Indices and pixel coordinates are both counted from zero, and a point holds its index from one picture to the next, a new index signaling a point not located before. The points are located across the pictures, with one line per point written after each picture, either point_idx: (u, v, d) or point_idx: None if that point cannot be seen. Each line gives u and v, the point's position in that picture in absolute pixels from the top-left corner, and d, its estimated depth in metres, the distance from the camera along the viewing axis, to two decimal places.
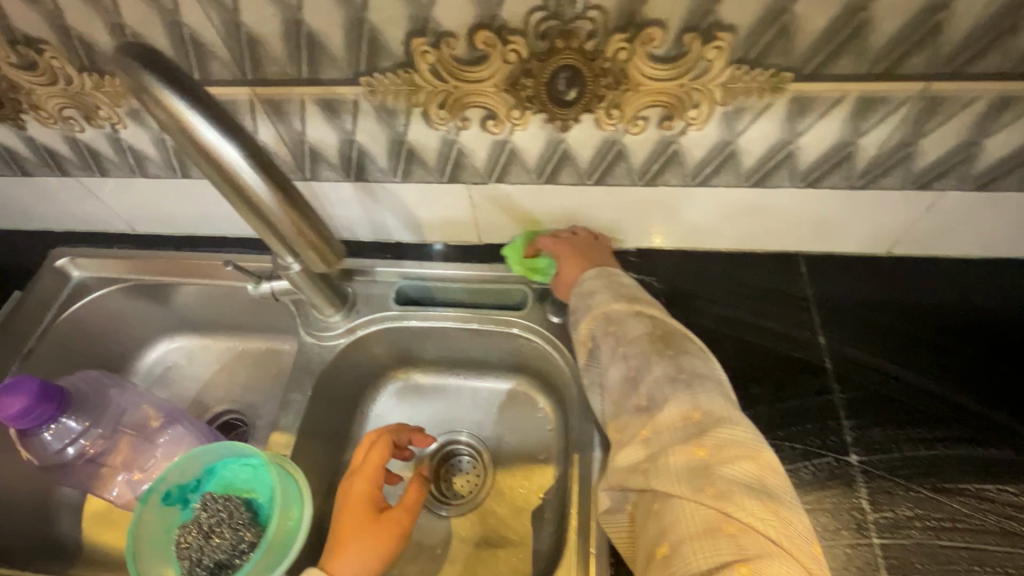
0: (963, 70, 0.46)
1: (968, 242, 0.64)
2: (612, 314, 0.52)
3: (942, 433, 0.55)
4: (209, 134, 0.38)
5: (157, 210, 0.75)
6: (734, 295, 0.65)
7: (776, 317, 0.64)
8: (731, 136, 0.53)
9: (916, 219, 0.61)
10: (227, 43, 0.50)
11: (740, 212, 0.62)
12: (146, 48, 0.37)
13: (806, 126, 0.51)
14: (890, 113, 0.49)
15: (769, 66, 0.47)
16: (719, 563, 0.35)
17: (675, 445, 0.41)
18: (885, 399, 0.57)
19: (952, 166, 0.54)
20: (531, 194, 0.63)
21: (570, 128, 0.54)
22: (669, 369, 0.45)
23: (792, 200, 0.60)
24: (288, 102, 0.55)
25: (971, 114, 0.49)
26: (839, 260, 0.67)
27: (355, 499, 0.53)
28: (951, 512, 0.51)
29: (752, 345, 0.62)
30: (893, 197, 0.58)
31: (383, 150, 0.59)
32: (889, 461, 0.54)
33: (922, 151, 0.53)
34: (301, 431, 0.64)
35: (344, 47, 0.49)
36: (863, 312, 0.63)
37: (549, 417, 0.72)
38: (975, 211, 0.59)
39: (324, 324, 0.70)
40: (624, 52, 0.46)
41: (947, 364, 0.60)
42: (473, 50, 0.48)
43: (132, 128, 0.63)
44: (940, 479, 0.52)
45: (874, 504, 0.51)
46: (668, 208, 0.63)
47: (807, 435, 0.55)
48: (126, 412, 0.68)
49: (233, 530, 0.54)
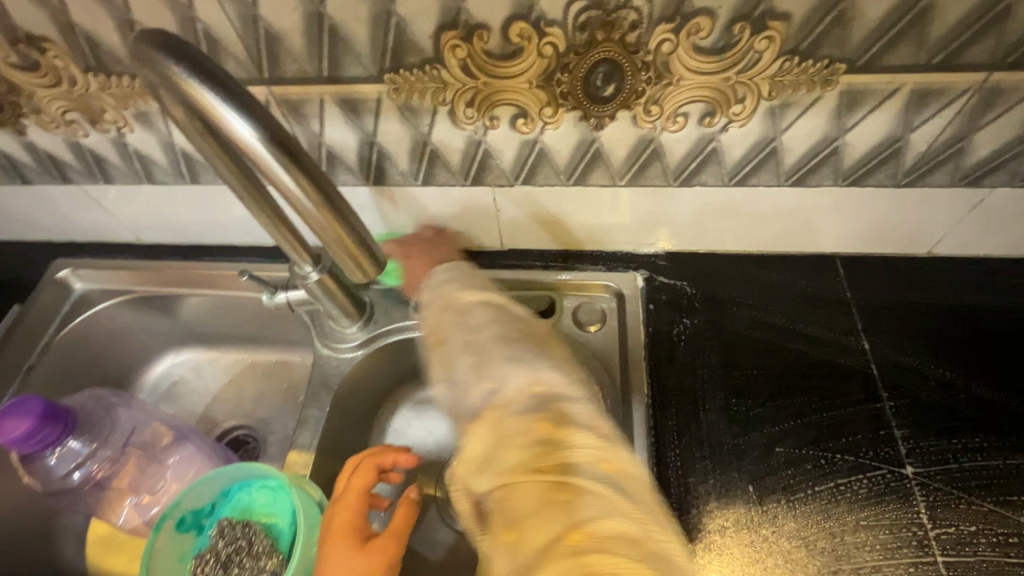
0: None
1: (1012, 242, 0.62)
2: (461, 304, 0.45)
3: (998, 441, 0.53)
4: (244, 132, 0.35)
5: (162, 218, 0.72)
6: (771, 299, 0.63)
7: (816, 322, 0.61)
8: (775, 132, 0.51)
9: (961, 218, 0.59)
10: (245, 39, 0.48)
11: (776, 214, 0.60)
12: (168, 36, 0.34)
13: (855, 120, 0.49)
14: (944, 105, 0.48)
15: (821, 57, 0.45)
16: (553, 537, 0.30)
17: (516, 419, 0.35)
18: (937, 408, 0.55)
19: (1004, 160, 0.52)
20: (559, 197, 0.60)
21: (605, 126, 0.52)
22: (510, 352, 0.39)
23: (834, 200, 0.57)
24: (307, 102, 0.53)
25: None
26: (878, 262, 0.64)
27: (338, 529, 0.47)
28: (1016, 526, 0.48)
29: (793, 352, 0.59)
30: (940, 195, 0.56)
31: (405, 152, 0.57)
32: (948, 473, 0.51)
33: (974, 146, 0.51)
34: (319, 448, 0.61)
35: (369, 42, 0.47)
36: (905, 315, 0.61)
37: None
38: (1023, 208, 0.57)
39: (340, 335, 0.66)
40: (667, 44, 0.45)
41: (998, 368, 0.57)
42: (507, 45, 0.47)
43: (139, 132, 0.60)
44: (1001, 491, 0.50)
45: (934, 519, 0.48)
46: (701, 211, 0.60)
47: (858, 446, 0.53)
48: (133, 431, 0.64)
49: (254, 559, 0.51)
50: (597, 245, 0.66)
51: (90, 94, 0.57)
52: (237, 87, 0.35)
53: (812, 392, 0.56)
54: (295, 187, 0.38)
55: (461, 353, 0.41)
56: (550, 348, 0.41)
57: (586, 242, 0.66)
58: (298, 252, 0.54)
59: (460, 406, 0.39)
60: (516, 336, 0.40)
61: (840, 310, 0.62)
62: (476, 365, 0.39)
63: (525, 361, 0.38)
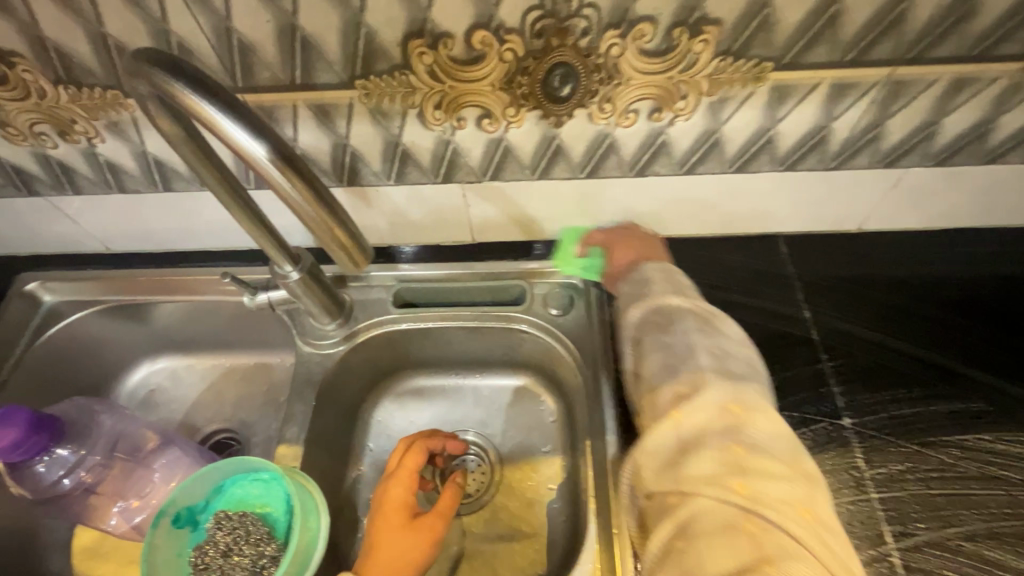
0: (924, 55, 0.51)
1: (927, 215, 0.69)
2: (662, 308, 0.51)
3: (920, 391, 0.60)
4: (238, 134, 0.37)
5: (134, 227, 0.73)
6: (725, 276, 0.68)
7: (765, 294, 0.67)
8: (716, 124, 0.56)
9: (883, 196, 0.66)
10: (219, 51, 0.51)
11: (721, 200, 0.66)
12: (159, 52, 0.38)
13: (785, 111, 0.55)
14: (859, 97, 0.54)
15: (752, 57, 0.51)
16: (737, 559, 0.36)
17: (710, 441, 0.41)
18: (869, 366, 0.61)
19: (915, 144, 0.59)
20: (524, 191, 0.65)
21: (563, 124, 0.57)
22: (714, 366, 0.45)
23: (772, 184, 0.63)
24: (280, 108, 0.55)
25: (931, 94, 0.54)
26: (816, 240, 0.71)
27: (390, 506, 0.56)
28: (937, 463, 0.55)
29: (745, 323, 0.65)
30: (863, 176, 0.63)
31: (378, 153, 0.60)
32: (879, 421, 0.58)
33: (889, 132, 0.58)
34: (307, 441, 0.63)
35: (339, 51, 0.50)
36: (840, 285, 0.68)
37: (553, 411, 0.72)
38: (935, 186, 0.64)
39: (321, 332, 0.69)
40: (616, 48, 0.50)
41: (920, 328, 0.64)
42: (470, 51, 0.50)
43: (110, 143, 0.61)
44: (924, 434, 0.57)
45: (869, 461, 0.55)
46: (656, 199, 0.65)
47: (803, 403, 0.59)
48: (120, 436, 0.65)
49: (253, 546, 0.54)
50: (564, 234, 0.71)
51: (59, 106, 0.57)
52: (227, 97, 0.38)
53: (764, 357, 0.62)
54: (282, 191, 0.41)
55: (659, 352, 0.48)
56: (757, 377, 0.46)
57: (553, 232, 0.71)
58: (278, 251, 0.56)
59: (653, 398, 0.46)
60: (721, 351, 0.46)
61: (787, 282, 0.68)
62: (669, 365, 0.46)
63: (730, 377, 0.44)
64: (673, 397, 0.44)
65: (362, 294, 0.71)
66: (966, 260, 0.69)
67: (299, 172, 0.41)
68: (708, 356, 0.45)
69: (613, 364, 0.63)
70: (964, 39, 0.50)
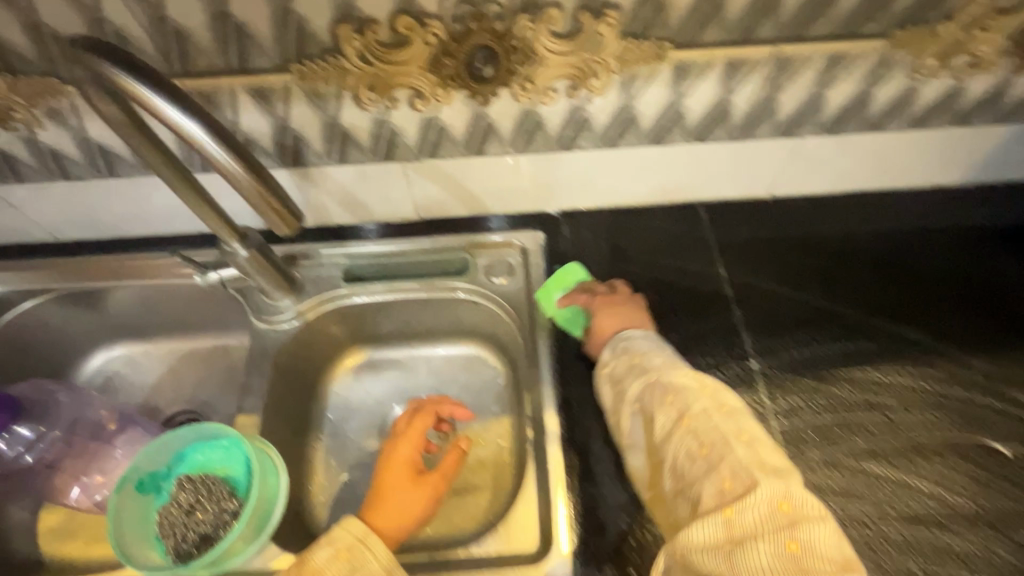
0: (799, 35, 0.59)
1: (827, 180, 0.77)
2: (680, 387, 0.52)
3: (816, 333, 0.68)
4: (176, 116, 0.41)
5: (82, 214, 0.74)
6: (652, 241, 0.75)
7: (686, 258, 0.74)
8: (627, 100, 0.63)
9: (784, 164, 0.74)
10: (156, 39, 0.54)
11: (643, 171, 0.73)
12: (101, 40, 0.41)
13: (688, 87, 0.62)
14: (749, 73, 0.61)
15: (653, 38, 0.57)
16: None
17: (766, 536, 0.41)
18: (774, 313, 0.69)
19: (804, 115, 0.67)
20: (462, 167, 0.70)
21: (491, 103, 0.62)
22: (750, 452, 0.46)
23: (685, 155, 0.71)
24: (219, 93, 0.58)
25: (812, 69, 0.62)
26: (733, 206, 0.78)
27: (405, 464, 0.62)
28: (829, 394, 0.63)
29: (669, 283, 0.71)
30: (762, 146, 0.70)
31: (318, 134, 0.64)
32: (781, 360, 0.65)
33: (780, 104, 0.65)
34: (266, 410, 0.68)
35: (273, 37, 0.54)
36: (752, 244, 0.75)
37: (501, 374, 0.78)
38: (827, 153, 0.73)
39: (274, 309, 0.72)
40: (530, 31, 0.55)
41: (818, 278, 0.72)
42: (395, 36, 0.55)
43: (52, 130, 0.63)
44: (818, 369, 0.65)
45: (771, 396, 0.63)
46: (584, 172, 0.72)
47: (716, 349, 0.66)
48: (81, 415, 0.70)
49: (215, 504, 0.58)
50: (505, 206, 0.77)
51: None
52: (163, 81, 0.42)
53: (685, 313, 0.69)
54: (223, 167, 0.44)
55: (689, 437, 0.49)
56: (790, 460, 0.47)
57: (493, 207, 0.76)
58: (224, 226, 0.59)
59: (693, 488, 0.47)
60: (755, 436, 0.47)
61: (707, 245, 0.75)
62: (700, 453, 0.47)
63: (773, 469, 0.45)
64: (718, 496, 0.45)
65: (313, 272, 0.74)
66: (862, 218, 0.77)
67: (237, 151, 0.44)
68: (742, 446, 0.46)
69: (550, 324, 0.69)
70: (830, 21, 0.58)
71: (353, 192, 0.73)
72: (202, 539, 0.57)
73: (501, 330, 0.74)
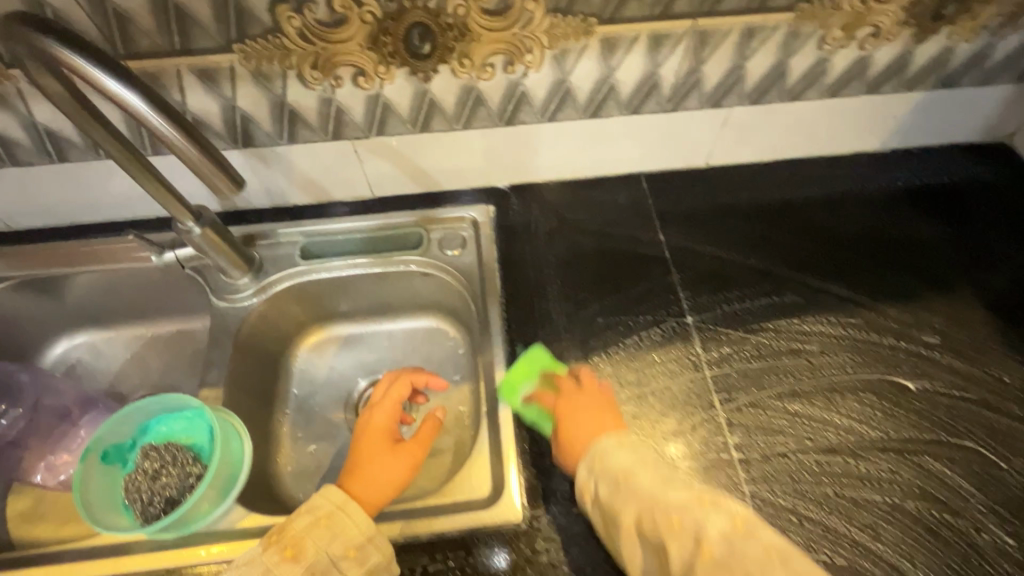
0: (616, 15, 0.77)
1: (700, 147, 1.04)
2: (698, 521, 0.60)
3: (744, 287, 0.95)
4: (113, 85, 0.53)
5: (39, 203, 0.88)
6: (577, 208, 1.01)
7: (590, 229, 0.99)
8: (563, 74, 0.84)
9: (658, 135, 0.98)
10: (96, 20, 0.68)
11: (552, 143, 0.96)
12: (38, 18, 0.54)
13: (616, 60, 0.83)
14: (622, 49, 0.82)
15: (581, 13, 0.76)
16: None
17: None
18: (710, 274, 0.96)
19: (680, 87, 0.90)
20: (412, 144, 0.91)
21: (430, 79, 0.81)
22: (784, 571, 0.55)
23: (585, 127, 0.94)
24: (165, 74, 0.75)
25: (671, 46, 0.83)
26: (625, 175, 1.04)
27: (377, 450, 0.80)
28: (754, 344, 0.90)
29: (581, 239, 0.98)
30: (637, 114, 0.93)
31: (266, 118, 0.83)
32: (714, 315, 0.92)
33: (622, 81, 0.86)
34: (227, 385, 0.87)
35: (211, 17, 0.70)
36: (686, 214, 1.02)
37: (458, 343, 1.01)
38: (695, 123, 0.97)
39: (233, 287, 0.93)
40: (462, 8, 0.73)
41: (745, 242, 1.01)
42: (332, 15, 0.71)
43: (1, 116, 0.75)
44: (746, 322, 0.91)
45: (705, 349, 0.89)
46: (511, 147, 0.95)
47: (653, 313, 0.92)
48: (44, 396, 0.90)
49: (179, 469, 0.79)
50: (454, 180, 1.00)
51: None
52: (101, 56, 0.54)
53: (580, 274, 0.95)
54: (161, 134, 0.56)
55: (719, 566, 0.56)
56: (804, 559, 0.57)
57: (450, 180, 1.00)
58: (172, 196, 0.74)
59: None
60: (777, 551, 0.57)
61: (595, 218, 1.00)
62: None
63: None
64: None
65: (270, 251, 0.96)
66: (762, 195, 1.06)
67: (169, 113, 0.55)
68: (776, 564, 0.56)
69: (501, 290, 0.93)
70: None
71: (320, 164, 0.92)
72: (169, 499, 0.77)
73: (454, 302, 0.98)
